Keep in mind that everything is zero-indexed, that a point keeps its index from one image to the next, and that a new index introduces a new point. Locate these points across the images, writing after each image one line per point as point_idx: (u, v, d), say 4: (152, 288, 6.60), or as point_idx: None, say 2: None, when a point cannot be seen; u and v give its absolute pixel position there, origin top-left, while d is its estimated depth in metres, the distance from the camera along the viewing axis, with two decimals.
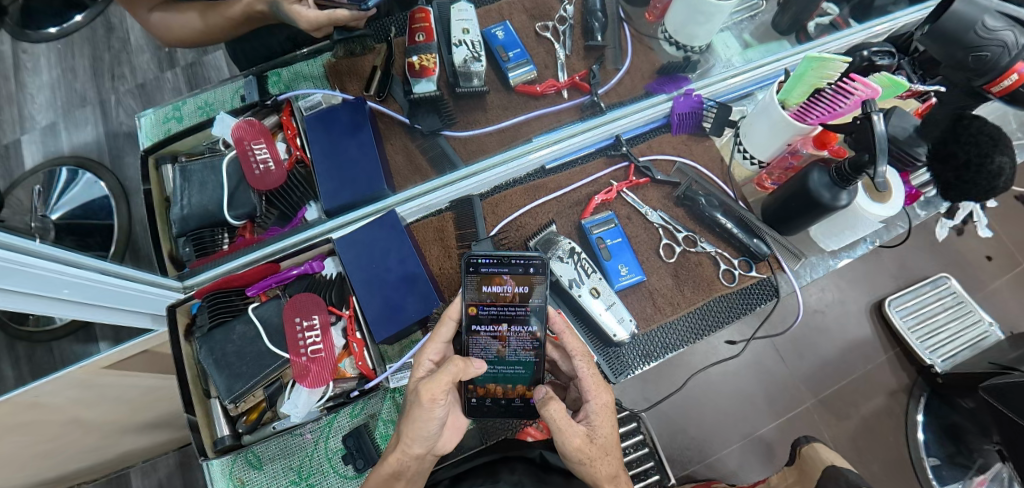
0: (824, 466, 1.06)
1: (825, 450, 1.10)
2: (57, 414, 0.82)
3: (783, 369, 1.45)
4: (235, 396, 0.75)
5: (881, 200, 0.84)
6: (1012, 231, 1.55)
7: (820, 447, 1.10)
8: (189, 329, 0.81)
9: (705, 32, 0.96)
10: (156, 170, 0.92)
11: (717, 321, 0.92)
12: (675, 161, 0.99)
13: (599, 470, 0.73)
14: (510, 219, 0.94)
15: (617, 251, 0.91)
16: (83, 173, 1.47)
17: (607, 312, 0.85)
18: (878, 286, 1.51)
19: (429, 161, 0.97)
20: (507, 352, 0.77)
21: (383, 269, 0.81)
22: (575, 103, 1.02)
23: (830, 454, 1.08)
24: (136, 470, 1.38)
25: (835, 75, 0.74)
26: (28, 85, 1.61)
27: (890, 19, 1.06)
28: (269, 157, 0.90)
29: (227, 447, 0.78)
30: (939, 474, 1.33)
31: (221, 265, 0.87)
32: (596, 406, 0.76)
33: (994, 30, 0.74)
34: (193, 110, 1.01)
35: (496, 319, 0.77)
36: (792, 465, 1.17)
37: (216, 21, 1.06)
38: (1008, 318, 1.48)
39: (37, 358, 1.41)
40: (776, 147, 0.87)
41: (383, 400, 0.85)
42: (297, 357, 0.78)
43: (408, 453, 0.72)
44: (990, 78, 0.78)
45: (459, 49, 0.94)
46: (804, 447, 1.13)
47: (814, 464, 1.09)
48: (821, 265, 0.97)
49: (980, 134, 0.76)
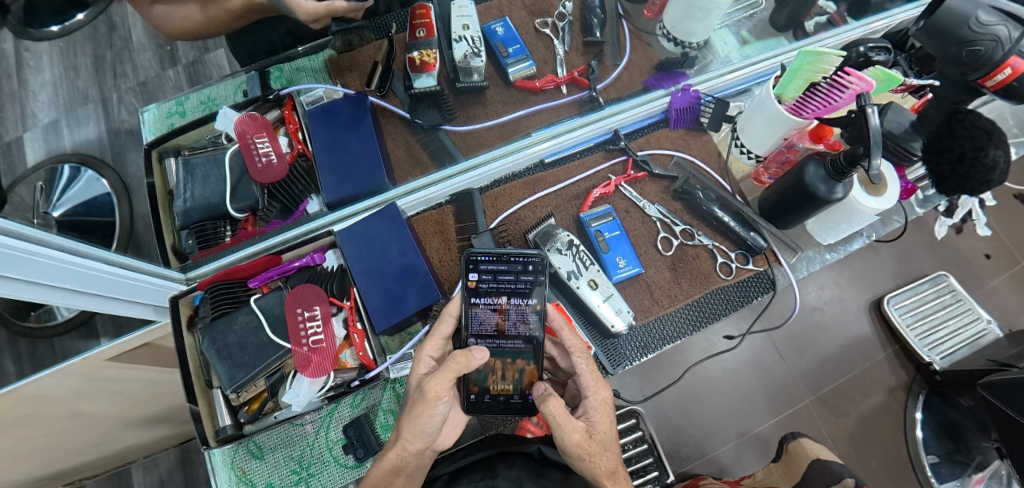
0: (809, 460, 1.08)
1: (812, 446, 1.11)
2: (60, 408, 0.83)
3: (780, 366, 1.46)
4: (237, 385, 0.76)
5: (876, 193, 0.85)
6: (1010, 230, 1.56)
7: (807, 443, 1.12)
8: (192, 320, 0.82)
9: (702, 28, 0.97)
10: (159, 164, 0.94)
11: (714, 314, 0.93)
12: (673, 156, 0.99)
13: (598, 465, 0.74)
14: (510, 212, 0.94)
15: (615, 244, 0.92)
16: (85, 170, 1.49)
17: (605, 303, 0.85)
18: (876, 283, 1.51)
19: (429, 155, 0.98)
20: (506, 324, 0.78)
21: (384, 261, 0.82)
22: (574, 98, 1.03)
23: (816, 448, 1.10)
24: (137, 466, 1.39)
25: (830, 68, 0.76)
26: (31, 84, 1.62)
27: (886, 16, 1.07)
28: (272, 150, 0.91)
29: (229, 436, 0.79)
30: (938, 471, 1.34)
31: (222, 257, 0.89)
32: (595, 403, 0.76)
33: (987, 25, 0.75)
34: (196, 104, 1.02)
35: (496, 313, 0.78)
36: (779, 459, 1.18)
37: (215, 15, 1.08)
38: (1008, 317, 1.49)
39: (39, 354, 1.43)
40: (774, 141, 0.88)
41: (383, 391, 0.86)
42: (299, 348, 0.78)
43: (408, 450, 0.73)
44: (984, 72, 0.78)
45: (460, 45, 0.95)
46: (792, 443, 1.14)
47: (800, 459, 1.10)
48: (818, 259, 0.98)
49: (974, 129, 0.77)
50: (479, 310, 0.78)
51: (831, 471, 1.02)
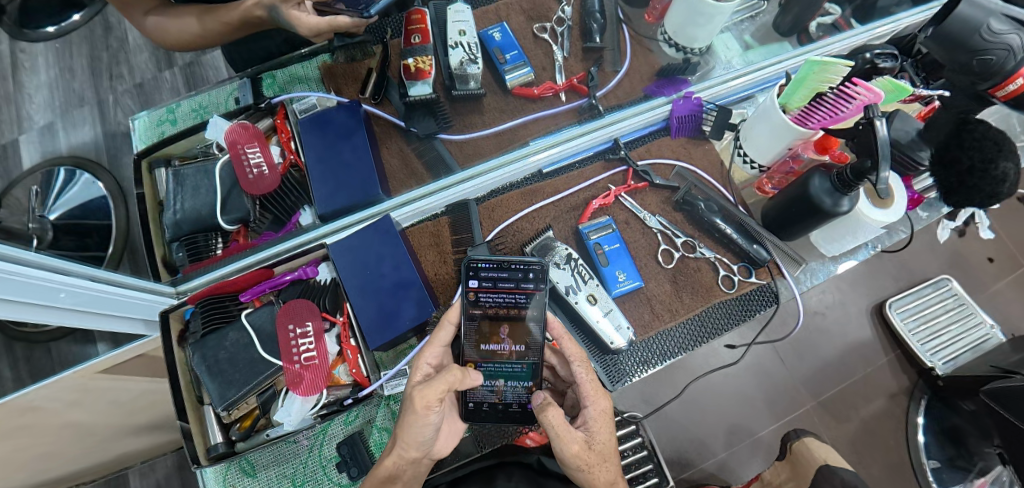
0: (817, 464, 1.03)
1: (817, 446, 1.06)
2: (53, 419, 0.82)
3: (782, 371, 1.44)
4: (228, 404, 0.75)
5: (884, 206, 0.83)
6: (1014, 232, 1.54)
7: (812, 444, 1.07)
8: (182, 335, 0.81)
9: (705, 33, 0.95)
10: (149, 174, 0.92)
11: (716, 329, 0.91)
12: (674, 166, 0.97)
13: (597, 476, 0.72)
14: (507, 224, 0.92)
15: (615, 257, 0.90)
16: (81, 173, 1.45)
17: (604, 319, 0.84)
18: (880, 288, 1.49)
19: (425, 165, 0.96)
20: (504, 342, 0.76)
21: (377, 275, 0.80)
22: (573, 106, 1.01)
23: (824, 450, 1.05)
24: (134, 471, 1.38)
25: (837, 79, 0.73)
26: (26, 85, 1.60)
27: (890, 22, 1.04)
28: (263, 161, 0.88)
29: (221, 454, 0.77)
30: (939, 476, 1.32)
31: (213, 270, 0.86)
32: (594, 413, 0.75)
33: (999, 33, 0.73)
34: (187, 112, 1.00)
35: (498, 324, 0.76)
36: (785, 459, 1.14)
37: (213, 26, 1.05)
38: (1010, 320, 1.46)
39: (35, 359, 1.41)
40: (777, 150, 0.85)
41: (378, 407, 0.84)
42: (290, 365, 0.76)
43: (404, 457, 0.71)
44: (995, 82, 0.76)
45: (456, 51, 0.93)
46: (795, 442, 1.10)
47: (808, 462, 1.05)
48: (822, 270, 0.96)
49: (983, 139, 0.74)
50: (477, 321, 0.76)
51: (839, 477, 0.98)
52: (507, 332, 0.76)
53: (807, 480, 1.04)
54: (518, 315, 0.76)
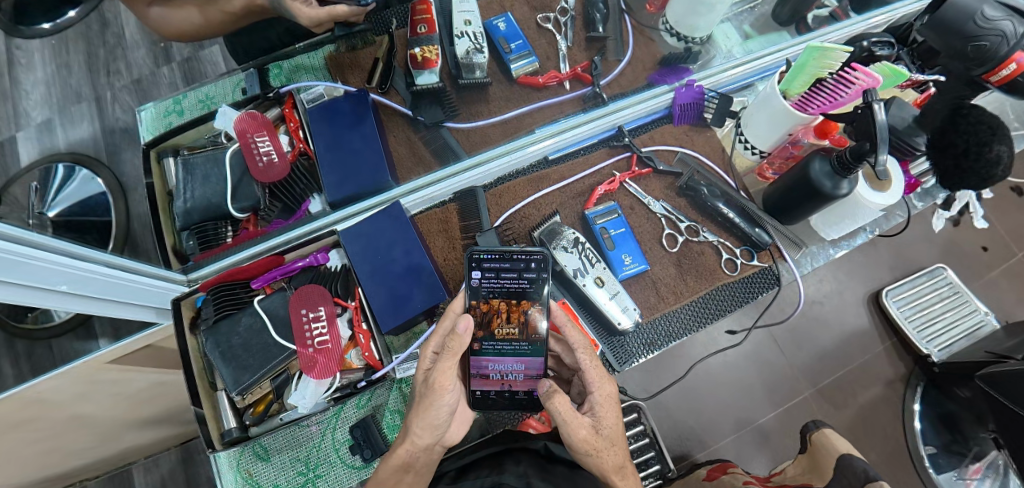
0: (836, 455, 0.94)
1: (840, 441, 0.97)
2: (60, 411, 0.82)
3: (781, 360, 1.46)
4: (242, 388, 0.76)
5: (882, 188, 0.85)
6: (1007, 222, 1.57)
7: (835, 437, 0.97)
8: (194, 322, 0.82)
9: (706, 22, 0.97)
10: (158, 164, 0.93)
11: (718, 310, 0.93)
12: (676, 152, 0.99)
13: (606, 461, 0.74)
14: (514, 210, 0.94)
15: (621, 241, 0.92)
16: (80, 170, 1.45)
17: (612, 301, 0.86)
18: (876, 276, 1.52)
19: (432, 153, 0.98)
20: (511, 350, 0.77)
21: (387, 260, 0.81)
22: (577, 94, 1.03)
23: (846, 443, 0.96)
24: (138, 467, 1.38)
25: (836, 64, 0.76)
26: (23, 81, 1.60)
27: (890, 9, 1.05)
28: (272, 149, 0.90)
29: (235, 439, 0.78)
30: (935, 461, 1.35)
31: (223, 259, 0.88)
32: (600, 397, 0.76)
33: (993, 20, 0.75)
34: (194, 103, 1.01)
35: (500, 371, 0.78)
36: (805, 451, 1.06)
37: (215, 16, 1.07)
38: (1004, 309, 1.49)
39: (36, 356, 1.40)
40: (778, 137, 0.87)
41: (390, 391, 0.85)
42: (304, 348, 0.78)
43: (417, 444, 0.72)
44: (990, 67, 0.78)
45: (461, 41, 0.94)
46: (813, 433, 1.01)
47: (825, 455, 0.97)
48: (822, 253, 0.98)
49: (978, 124, 0.76)
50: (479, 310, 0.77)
51: (855, 467, 0.89)
52: (513, 314, 0.77)
53: (826, 474, 0.94)
54: (526, 341, 0.77)
